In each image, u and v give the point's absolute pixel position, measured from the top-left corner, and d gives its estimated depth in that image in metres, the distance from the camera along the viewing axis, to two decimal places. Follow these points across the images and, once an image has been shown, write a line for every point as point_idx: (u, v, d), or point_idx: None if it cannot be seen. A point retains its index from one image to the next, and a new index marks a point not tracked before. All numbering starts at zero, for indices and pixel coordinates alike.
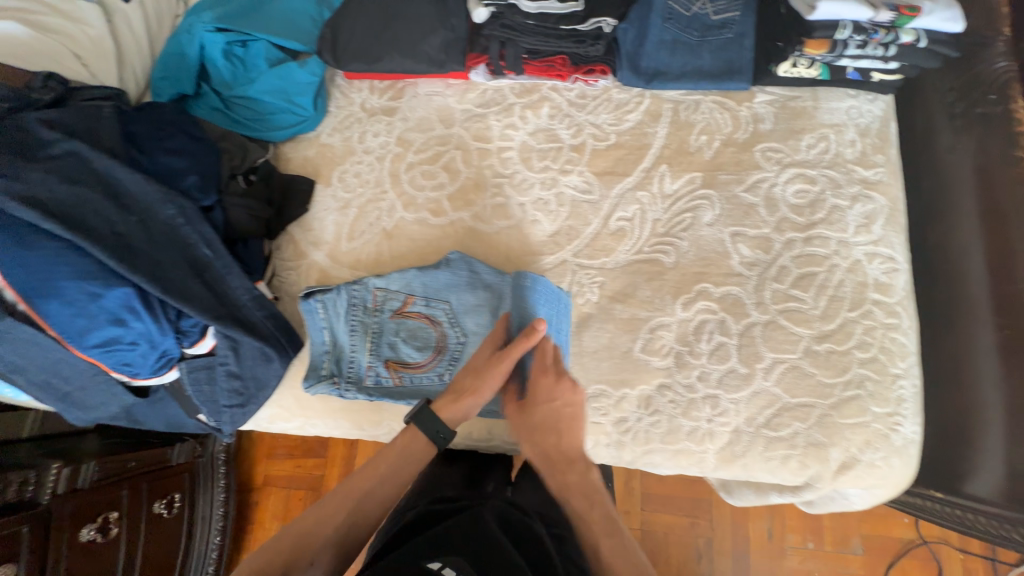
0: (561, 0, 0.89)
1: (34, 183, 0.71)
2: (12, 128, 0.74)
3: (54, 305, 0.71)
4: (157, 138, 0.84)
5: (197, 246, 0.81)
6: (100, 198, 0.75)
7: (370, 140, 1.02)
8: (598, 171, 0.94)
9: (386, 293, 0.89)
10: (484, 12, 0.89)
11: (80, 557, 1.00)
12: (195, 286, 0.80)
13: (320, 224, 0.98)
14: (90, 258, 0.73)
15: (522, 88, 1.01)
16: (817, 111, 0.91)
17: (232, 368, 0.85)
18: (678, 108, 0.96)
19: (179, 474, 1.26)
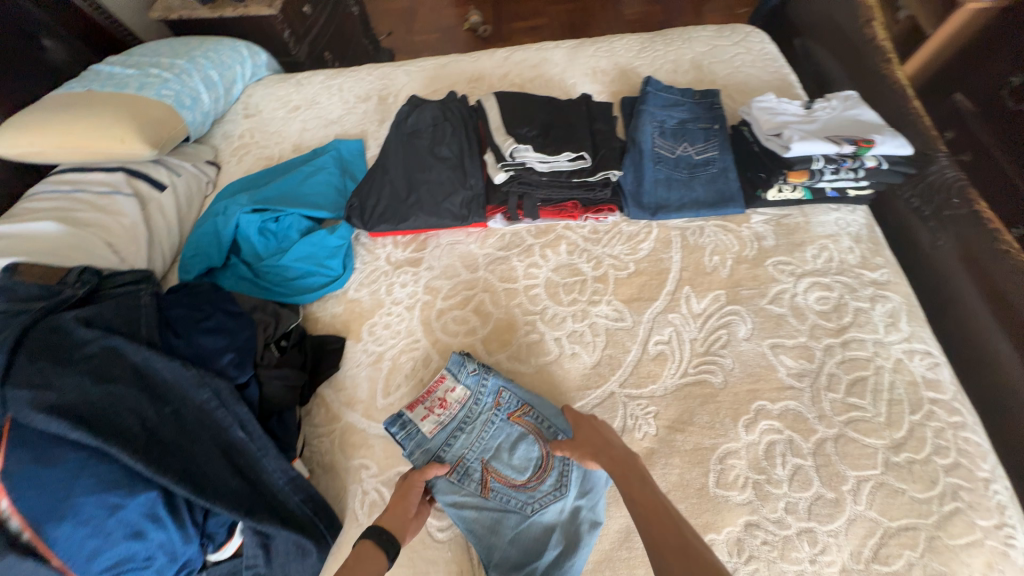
0: (570, 160, 0.99)
1: (69, 389, 0.69)
2: (46, 331, 0.74)
3: (65, 528, 0.62)
4: (195, 320, 0.85)
5: (230, 428, 0.77)
6: (135, 394, 0.72)
7: (398, 291, 1.05)
8: (626, 298, 0.98)
9: (478, 431, 0.85)
10: (503, 175, 1.01)
11: None
12: (229, 476, 0.73)
13: (353, 381, 0.95)
14: (115, 463, 0.67)
15: (538, 230, 1.09)
16: (810, 225, 1.01)
17: (259, 571, 0.73)
18: (685, 234, 1.04)
19: None
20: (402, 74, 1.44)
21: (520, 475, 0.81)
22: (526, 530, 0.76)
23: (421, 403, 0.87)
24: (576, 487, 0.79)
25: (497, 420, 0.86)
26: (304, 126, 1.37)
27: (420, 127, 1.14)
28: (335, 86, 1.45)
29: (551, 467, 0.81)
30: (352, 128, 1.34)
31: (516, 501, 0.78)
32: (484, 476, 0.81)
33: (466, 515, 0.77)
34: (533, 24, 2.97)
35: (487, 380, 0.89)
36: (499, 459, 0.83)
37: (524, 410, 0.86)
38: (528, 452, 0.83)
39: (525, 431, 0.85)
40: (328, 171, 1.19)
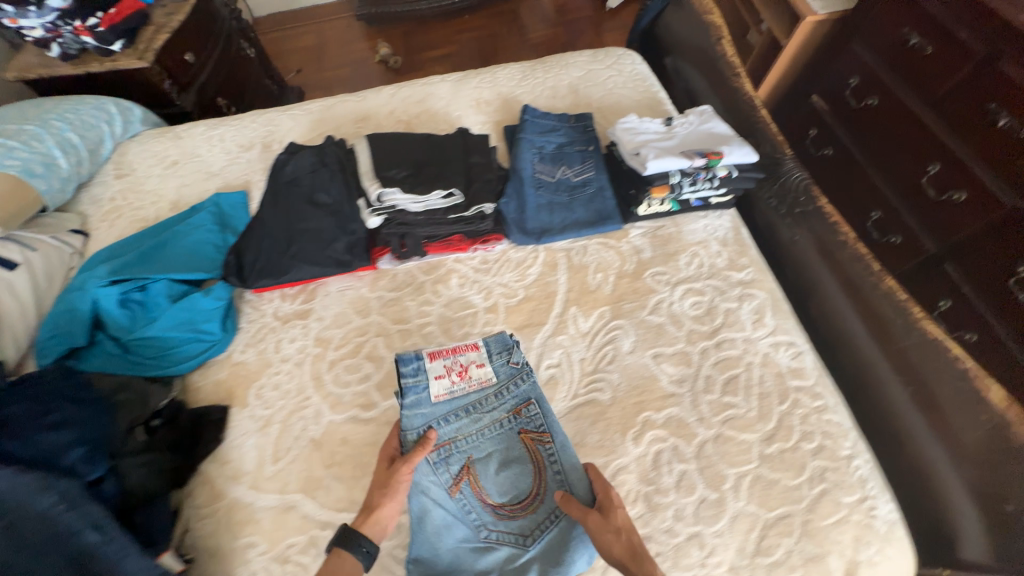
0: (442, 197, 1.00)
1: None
2: None
3: None
4: (35, 413, 0.74)
5: (80, 535, 0.68)
6: None
7: (287, 347, 1.00)
8: (517, 325, 0.99)
9: (486, 428, 0.84)
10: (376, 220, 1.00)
11: None
12: None
13: (238, 452, 0.89)
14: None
15: (429, 266, 1.08)
16: (682, 234, 1.07)
17: None
18: (570, 255, 1.07)
19: None
20: (287, 118, 1.41)
21: (496, 497, 0.80)
22: (473, 545, 0.77)
23: (441, 359, 0.87)
24: (541, 546, 0.77)
25: (505, 428, 0.84)
26: (183, 182, 1.31)
27: (298, 174, 1.11)
28: (216, 137, 1.40)
29: (532, 510, 0.80)
30: (236, 180, 1.29)
31: (475, 516, 0.79)
32: (460, 475, 0.81)
33: (425, 502, 0.78)
34: (444, 52, 3.02)
35: (519, 382, 0.86)
36: (486, 466, 0.82)
37: (541, 437, 0.83)
38: (517, 481, 0.81)
39: (529, 456, 0.83)
40: (205, 228, 1.13)
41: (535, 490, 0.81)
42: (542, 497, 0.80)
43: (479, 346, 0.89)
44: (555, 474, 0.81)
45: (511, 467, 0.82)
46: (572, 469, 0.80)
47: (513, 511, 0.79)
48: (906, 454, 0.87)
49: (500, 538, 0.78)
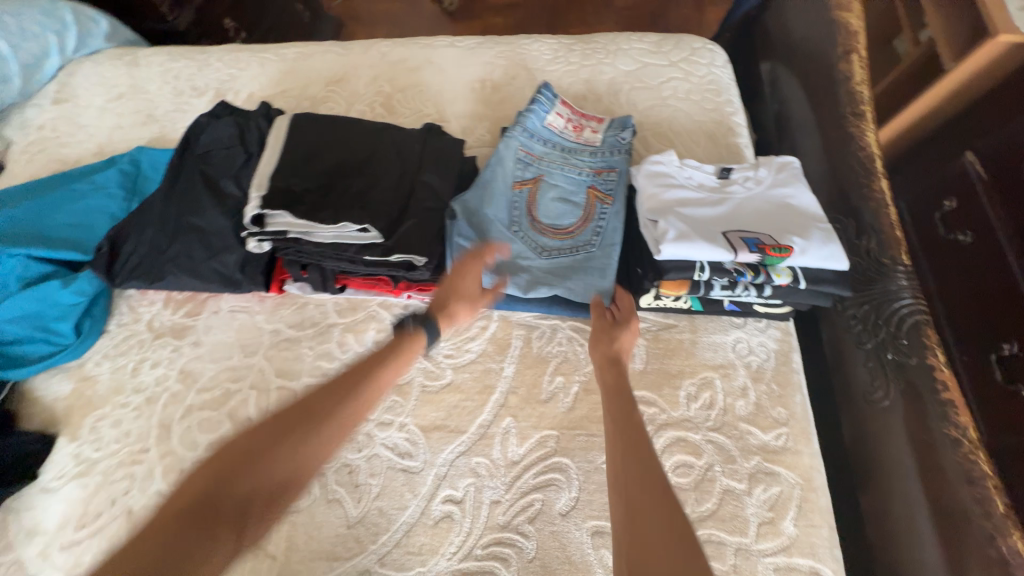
0: (357, 230, 0.71)
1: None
2: None
3: None
4: None
5: None
6: None
7: (146, 372, 0.80)
8: (425, 425, 0.72)
9: (573, 151, 0.83)
10: (259, 244, 0.72)
11: None
12: None
13: (46, 500, 0.71)
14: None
15: (347, 306, 0.82)
16: (696, 346, 0.73)
17: None
18: (531, 336, 0.77)
19: None
20: (255, 64, 1.14)
21: (541, 217, 0.79)
22: (500, 227, 0.77)
23: (565, 106, 0.87)
24: (550, 267, 0.76)
25: (582, 173, 0.82)
26: (118, 122, 1.09)
27: (212, 147, 0.85)
28: (171, 72, 1.16)
29: (560, 264, 0.76)
30: (173, 132, 1.06)
31: (517, 217, 0.79)
32: (529, 181, 0.81)
33: (493, 177, 0.80)
34: None
35: (613, 176, 0.80)
36: (549, 192, 0.81)
37: (604, 197, 0.79)
38: (563, 214, 0.79)
39: (585, 212, 0.78)
40: (106, 193, 0.91)
41: (578, 240, 0.76)
42: (576, 234, 0.77)
43: (602, 123, 0.86)
44: (598, 223, 0.77)
45: (572, 179, 0.81)
46: (608, 241, 0.75)
47: (545, 224, 0.79)
48: None
49: (525, 268, 0.76)
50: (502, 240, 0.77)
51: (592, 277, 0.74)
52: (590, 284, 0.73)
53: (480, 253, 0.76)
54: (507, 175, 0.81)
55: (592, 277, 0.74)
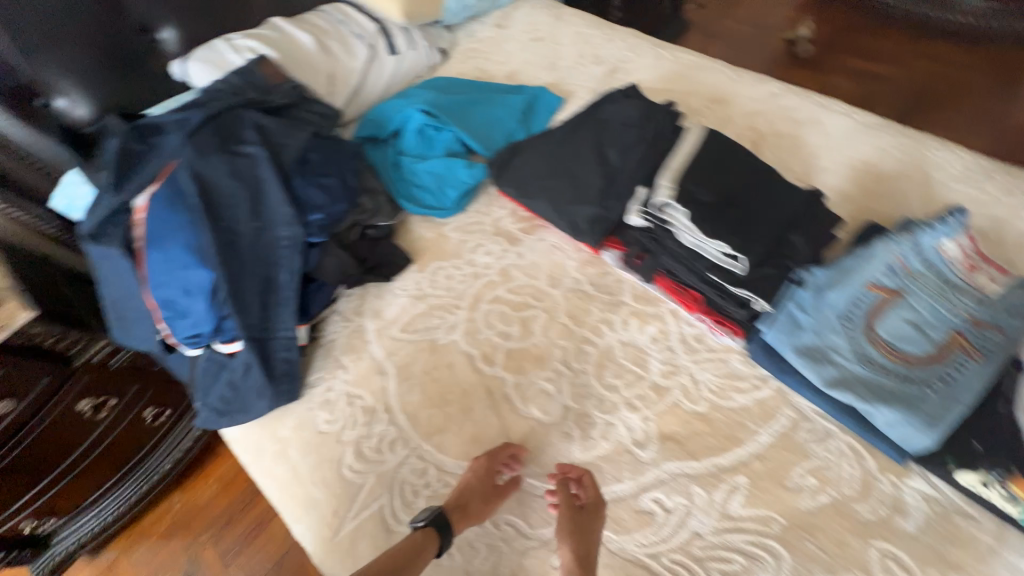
0: (727, 253, 0.76)
1: (211, 169, 0.84)
2: (228, 120, 0.91)
3: (155, 256, 0.84)
4: (320, 173, 0.95)
5: (278, 269, 0.88)
6: (243, 200, 0.86)
7: (479, 255, 1.03)
8: (663, 430, 0.79)
9: (957, 288, 0.76)
10: (638, 221, 0.82)
11: (55, 412, 1.18)
12: (254, 302, 0.86)
13: (390, 298, 0.99)
14: (200, 238, 0.83)
15: (642, 294, 0.92)
16: (992, 555, 0.65)
17: (233, 379, 0.89)
18: (801, 424, 0.76)
19: (132, 383, 1.37)
20: (650, 57, 1.28)
21: (881, 328, 0.76)
22: (833, 315, 0.77)
23: (971, 240, 0.80)
24: (867, 379, 0.73)
25: (955, 314, 0.75)
26: (529, 61, 1.36)
27: (614, 118, 1.00)
28: (582, 37, 1.38)
29: (880, 383, 0.72)
30: (565, 86, 1.27)
31: (855, 314, 0.77)
32: (888, 289, 0.77)
33: (852, 268, 0.79)
34: (870, 69, 2.32)
35: (992, 337, 0.72)
36: (905, 310, 0.76)
37: (970, 351, 0.72)
38: (910, 340, 0.74)
39: (936, 352, 0.73)
40: (511, 113, 1.16)
41: (913, 374, 0.72)
42: (914, 367, 0.72)
43: (1005, 277, 0.77)
44: (948, 371, 0.71)
45: (939, 314, 0.75)
46: (952, 395, 0.69)
47: (883, 337, 0.75)
48: None
49: (837, 364, 0.75)
50: (829, 328, 0.76)
51: (910, 416, 0.69)
52: (903, 422, 0.69)
53: (803, 329, 0.77)
54: (868, 272, 0.78)
55: (910, 417, 0.69)
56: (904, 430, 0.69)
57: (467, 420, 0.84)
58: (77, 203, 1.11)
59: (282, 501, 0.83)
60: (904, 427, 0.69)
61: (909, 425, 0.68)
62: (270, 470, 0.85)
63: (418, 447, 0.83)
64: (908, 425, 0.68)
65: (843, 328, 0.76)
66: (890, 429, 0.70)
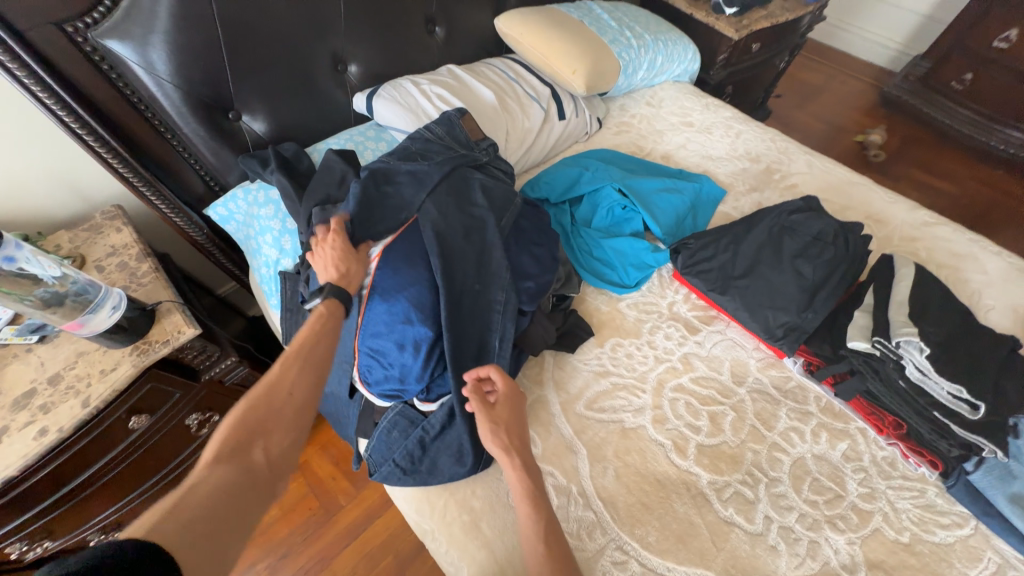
0: (952, 393, 0.81)
1: (450, 230, 0.89)
2: (460, 183, 0.97)
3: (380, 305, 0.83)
4: (532, 242, 0.99)
5: (492, 334, 0.88)
6: (472, 262, 0.89)
7: (658, 338, 1.04)
8: (872, 558, 0.79)
9: None
10: (863, 346, 0.87)
11: (169, 426, 1.12)
12: (468, 363, 0.85)
13: (572, 370, 0.99)
14: (430, 296, 0.84)
15: (829, 406, 0.94)
16: None
17: (425, 438, 0.85)
18: (1009, 571, 0.78)
19: (232, 399, 1.29)
20: (803, 162, 1.36)
21: None
22: None
23: None
24: None
25: None
26: (684, 144, 1.42)
27: (805, 226, 1.05)
28: (733, 130, 1.45)
29: None
30: (722, 176, 1.33)
31: None
32: None
33: None
34: (936, 183, 2.48)
35: None
36: None
37: None
38: None
39: None
40: (684, 197, 1.19)
41: None
42: None
43: None
44: None
45: None
46: None
47: None
48: None
49: None
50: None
51: None
52: None
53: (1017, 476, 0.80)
54: None
55: None
56: None
57: (668, 516, 0.83)
58: (232, 215, 1.09)
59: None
60: None
61: None
62: (457, 543, 0.81)
63: (619, 538, 0.80)
64: None
65: None
66: None
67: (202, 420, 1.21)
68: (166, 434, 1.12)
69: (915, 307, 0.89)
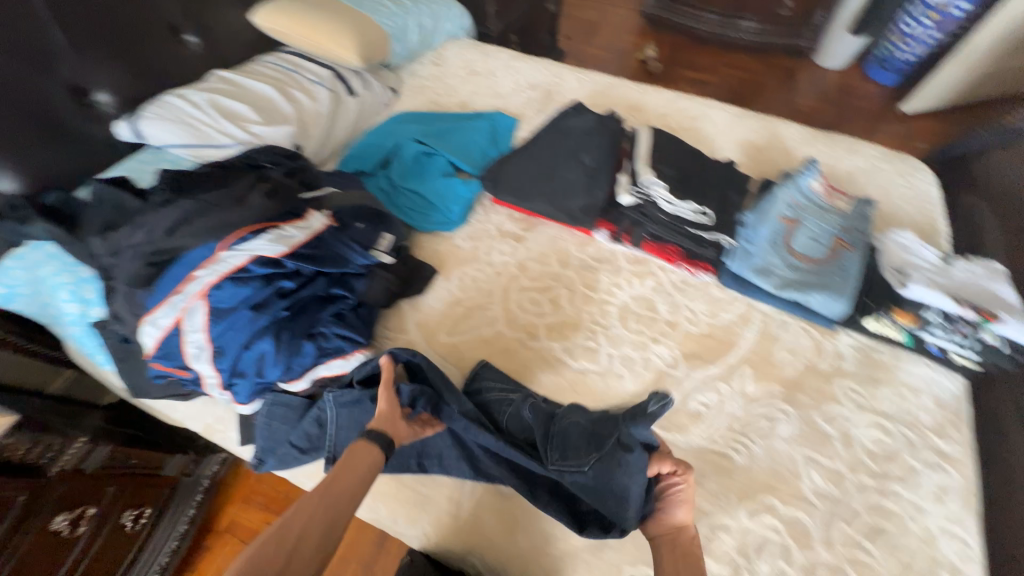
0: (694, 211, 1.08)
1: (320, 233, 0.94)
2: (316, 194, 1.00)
3: (218, 317, 0.82)
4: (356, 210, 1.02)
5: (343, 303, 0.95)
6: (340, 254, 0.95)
7: (494, 256, 1.18)
8: (686, 351, 1.03)
9: (827, 211, 1.15)
10: (628, 198, 1.14)
11: (29, 537, 0.99)
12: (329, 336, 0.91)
13: (429, 308, 1.09)
14: (267, 290, 0.85)
15: (634, 258, 1.16)
16: (897, 368, 0.99)
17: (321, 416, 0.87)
18: (768, 321, 1.06)
19: (106, 486, 1.18)
20: (573, 80, 1.59)
21: (795, 245, 1.10)
22: (766, 242, 1.09)
23: (825, 182, 1.20)
24: (797, 279, 1.06)
25: (833, 227, 1.12)
26: (475, 91, 1.56)
27: (574, 125, 1.26)
28: (513, 68, 1.63)
29: (804, 279, 1.06)
30: (513, 108, 1.50)
31: (778, 240, 1.10)
32: (792, 219, 1.13)
33: (769, 206, 1.14)
34: (703, 77, 3.00)
35: (856, 234, 1.10)
36: (804, 230, 1.12)
37: (847, 246, 1.09)
38: (813, 249, 1.10)
39: (831, 252, 1.09)
40: (480, 134, 1.34)
41: (822, 269, 1.07)
42: (821, 264, 1.07)
43: (851, 199, 1.18)
44: (841, 262, 1.07)
45: (824, 229, 1.12)
46: (846, 275, 1.05)
47: (797, 250, 1.10)
48: None
49: (777, 275, 1.07)
50: (767, 252, 1.09)
51: (829, 301, 1.02)
52: (821, 301, 1.02)
53: (752, 255, 1.09)
54: (778, 209, 1.13)
55: (829, 301, 1.02)
56: (825, 309, 1.03)
57: (536, 385, 0.99)
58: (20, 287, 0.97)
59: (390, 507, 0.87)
60: (822, 303, 1.02)
61: (829, 303, 1.02)
62: None
63: None
64: (829, 300, 1.02)
65: (772, 250, 1.09)
66: (816, 308, 1.03)
67: (74, 520, 1.09)
68: (27, 550, 0.98)
69: (658, 163, 1.14)
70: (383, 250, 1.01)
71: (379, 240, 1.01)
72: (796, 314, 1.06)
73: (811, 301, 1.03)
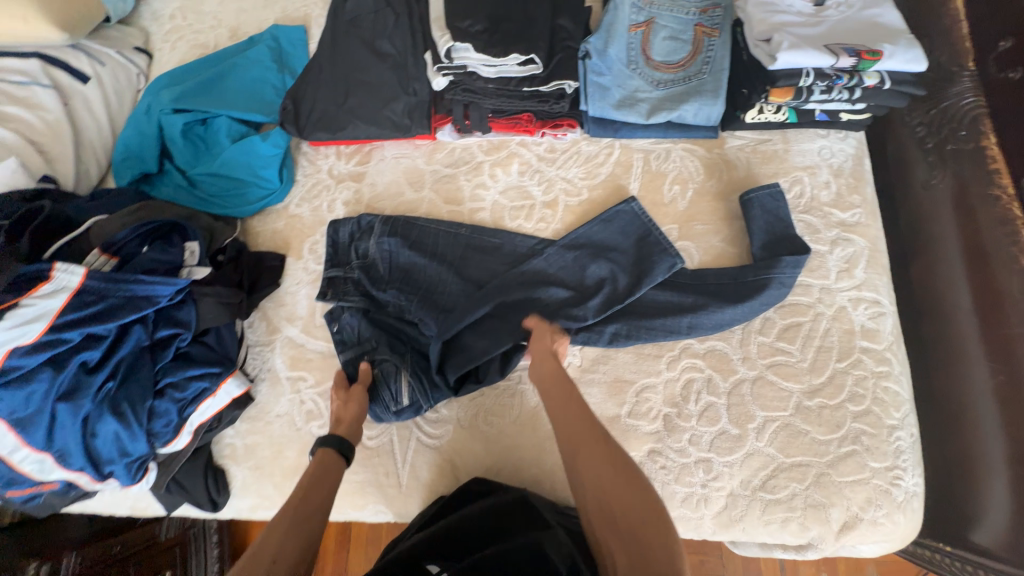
0: (519, 64, 0.90)
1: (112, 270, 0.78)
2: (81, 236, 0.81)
3: (35, 427, 0.71)
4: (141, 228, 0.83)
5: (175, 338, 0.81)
6: (131, 296, 0.76)
7: (340, 209, 0.99)
8: (573, 228, 0.92)
9: None
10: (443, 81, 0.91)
11: None
12: (182, 381, 0.80)
13: (293, 298, 0.93)
14: (70, 373, 0.72)
15: (490, 146, 0.99)
16: (788, 153, 0.91)
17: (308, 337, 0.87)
18: (649, 157, 0.94)
19: None
20: None
21: (654, 55, 0.92)
22: (622, 67, 0.92)
23: None
24: (666, 95, 0.91)
25: (691, 13, 0.93)
26: (241, 7, 1.20)
27: (359, 13, 1.01)
28: None
29: (672, 91, 0.91)
30: (294, 12, 1.17)
31: (633, 56, 0.92)
32: (642, 23, 0.93)
33: (614, 16, 0.92)
34: None
35: (715, 12, 0.92)
36: (659, 32, 0.93)
37: (711, 32, 0.91)
38: (674, 51, 0.92)
39: (696, 44, 0.91)
40: (263, 65, 1.05)
41: (690, 70, 0.91)
42: (687, 67, 0.91)
43: None
44: (707, 54, 0.91)
45: (680, 19, 0.93)
46: (717, 68, 0.90)
47: (657, 59, 0.92)
48: (959, 434, 0.81)
49: (643, 100, 0.92)
50: (625, 78, 0.92)
51: (704, 110, 0.89)
52: (695, 111, 0.89)
53: (608, 88, 0.92)
54: (625, 16, 0.92)
55: (703, 110, 0.89)
56: (710, 120, 0.90)
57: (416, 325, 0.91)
58: None
59: (337, 504, 0.85)
60: (696, 113, 0.90)
61: (704, 112, 0.89)
62: None
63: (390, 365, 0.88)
64: (701, 108, 0.89)
65: (627, 74, 0.92)
66: (694, 121, 0.91)
67: None
68: None
69: (466, 20, 0.90)
70: (194, 265, 0.84)
71: (184, 255, 0.84)
72: (678, 134, 0.93)
73: (686, 115, 0.89)
